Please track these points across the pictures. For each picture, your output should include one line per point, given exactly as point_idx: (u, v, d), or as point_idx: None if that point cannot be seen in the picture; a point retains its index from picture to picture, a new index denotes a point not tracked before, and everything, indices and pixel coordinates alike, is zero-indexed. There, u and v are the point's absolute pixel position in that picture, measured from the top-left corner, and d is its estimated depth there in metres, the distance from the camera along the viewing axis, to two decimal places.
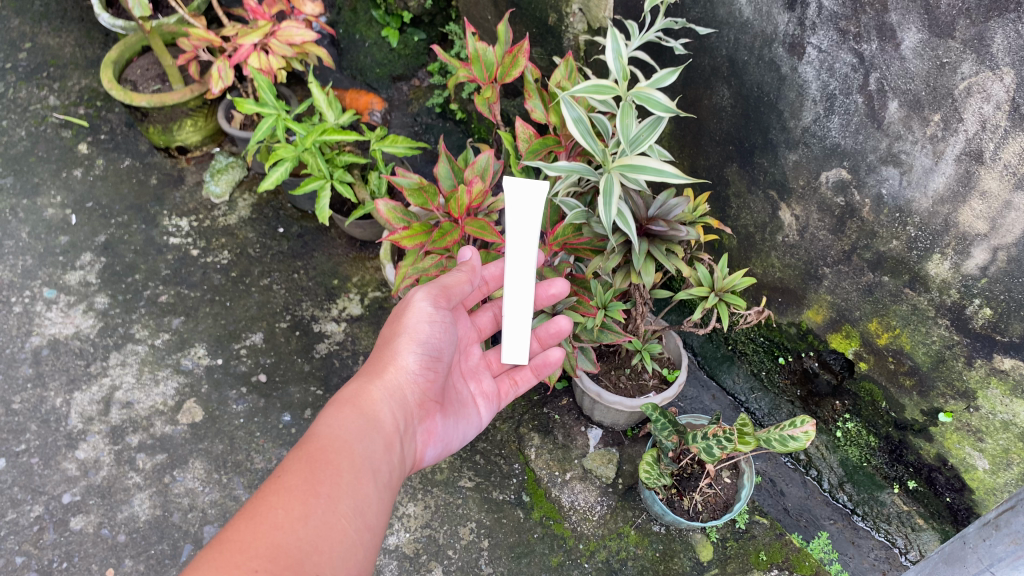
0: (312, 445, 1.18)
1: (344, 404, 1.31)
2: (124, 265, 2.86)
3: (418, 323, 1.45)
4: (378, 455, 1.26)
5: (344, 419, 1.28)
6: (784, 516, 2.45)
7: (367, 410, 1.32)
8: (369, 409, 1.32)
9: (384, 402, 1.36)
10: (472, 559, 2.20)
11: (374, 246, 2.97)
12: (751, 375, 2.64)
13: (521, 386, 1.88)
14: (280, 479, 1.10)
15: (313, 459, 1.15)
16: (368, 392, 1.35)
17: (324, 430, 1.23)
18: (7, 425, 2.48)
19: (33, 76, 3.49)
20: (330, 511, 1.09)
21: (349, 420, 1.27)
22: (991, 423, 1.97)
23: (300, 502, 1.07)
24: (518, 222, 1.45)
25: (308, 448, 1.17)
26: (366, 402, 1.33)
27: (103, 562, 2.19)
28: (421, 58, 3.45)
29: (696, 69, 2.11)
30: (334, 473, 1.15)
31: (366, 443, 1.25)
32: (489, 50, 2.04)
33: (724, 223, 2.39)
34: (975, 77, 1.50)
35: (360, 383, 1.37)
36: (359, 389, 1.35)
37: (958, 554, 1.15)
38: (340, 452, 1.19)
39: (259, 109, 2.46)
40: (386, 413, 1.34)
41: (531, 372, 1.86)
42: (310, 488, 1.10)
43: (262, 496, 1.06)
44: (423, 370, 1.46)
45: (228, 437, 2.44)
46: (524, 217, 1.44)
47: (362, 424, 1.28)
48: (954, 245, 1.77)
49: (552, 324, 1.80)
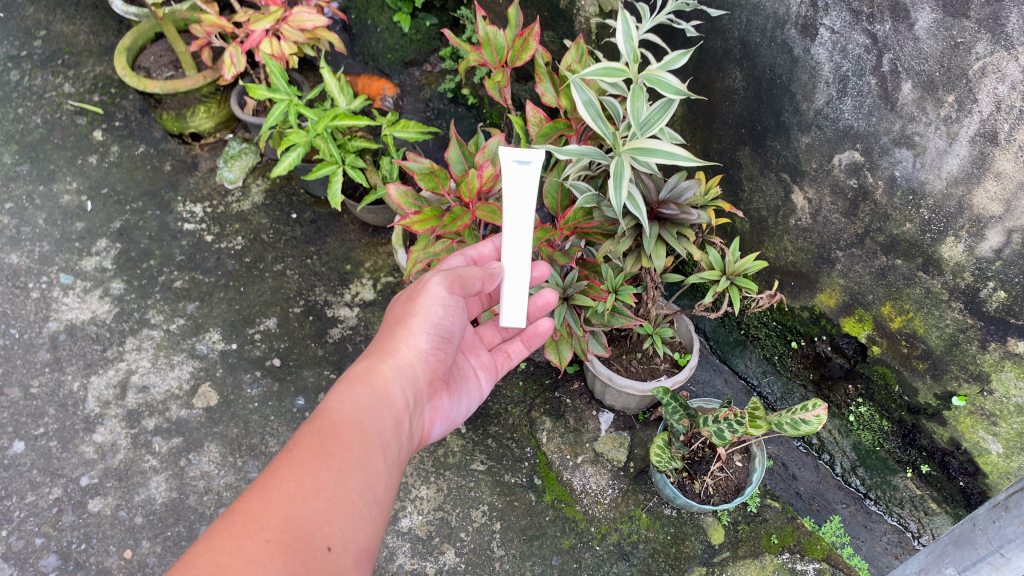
0: (323, 420, 1.18)
1: (355, 381, 1.30)
2: (140, 251, 2.89)
3: (432, 307, 1.44)
4: (388, 432, 1.26)
5: (357, 394, 1.27)
6: (796, 500, 2.44)
7: (379, 387, 1.30)
8: (381, 387, 1.31)
9: (397, 381, 1.34)
10: (485, 542, 2.22)
11: (387, 231, 2.98)
12: (764, 359, 2.63)
13: (514, 359, 1.92)
14: (291, 452, 1.11)
15: (324, 434, 1.15)
16: (379, 369, 1.33)
17: (336, 405, 1.22)
18: (26, 409, 2.51)
19: (48, 63, 3.51)
20: (341, 484, 1.10)
21: (362, 396, 1.27)
22: (1005, 407, 1.96)
23: (312, 474, 1.08)
24: (516, 205, 1.45)
25: (320, 423, 1.18)
26: (379, 380, 1.32)
27: (121, 543, 2.23)
28: (433, 43, 3.47)
29: (708, 51, 2.11)
30: (347, 448, 1.16)
31: (378, 420, 1.25)
32: (499, 33, 2.03)
33: (737, 206, 2.38)
34: (990, 57, 1.48)
35: (372, 359, 1.35)
36: (370, 365, 1.33)
37: (967, 536, 1.14)
38: (351, 427, 1.19)
39: (271, 95, 2.46)
40: (397, 392, 1.33)
41: (522, 343, 1.91)
42: (322, 462, 1.11)
43: (275, 468, 1.07)
44: (434, 350, 1.45)
45: (243, 420, 2.46)
46: (522, 199, 1.44)
47: (373, 401, 1.27)
48: (968, 227, 1.76)
49: (538, 297, 1.82)
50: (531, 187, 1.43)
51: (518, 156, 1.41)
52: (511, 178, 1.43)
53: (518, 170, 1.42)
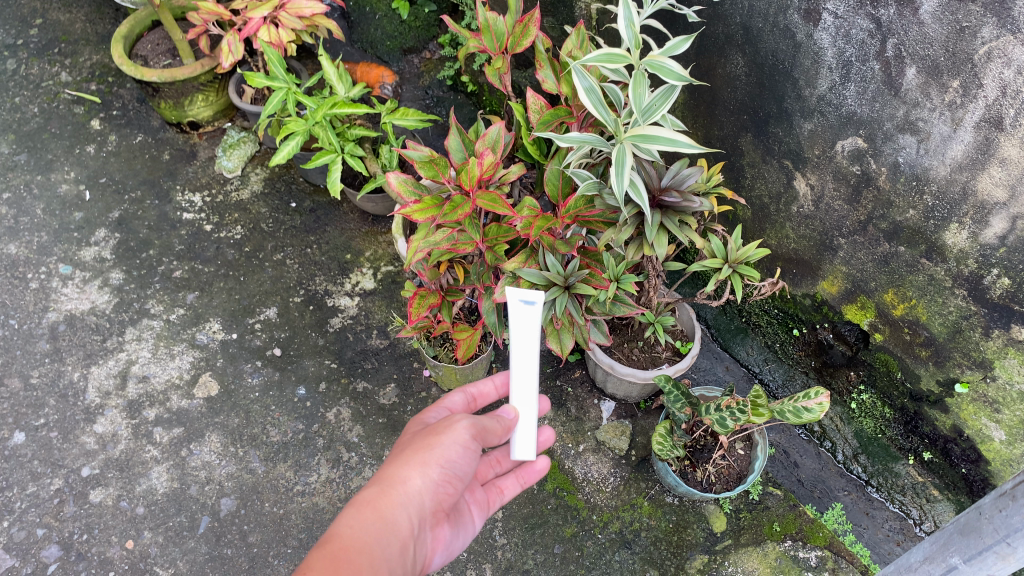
0: (335, 544, 1.16)
1: (363, 506, 1.26)
2: (139, 241, 2.87)
3: (452, 445, 1.36)
4: (393, 559, 1.22)
5: (365, 518, 1.23)
6: (798, 487, 2.41)
7: (387, 513, 1.26)
8: (389, 514, 1.26)
9: (405, 508, 1.29)
10: (486, 530, 2.21)
11: (387, 220, 2.97)
12: (766, 347, 2.60)
13: (507, 494, 1.74)
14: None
15: (336, 560, 1.13)
16: (390, 493, 1.28)
17: (345, 532, 1.20)
18: (26, 399, 2.50)
19: (45, 52, 3.49)
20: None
21: (369, 521, 1.23)
22: (1008, 394, 1.96)
23: None
24: (521, 346, 1.38)
25: (331, 548, 1.15)
26: (387, 506, 1.27)
27: (123, 533, 2.23)
28: (431, 30, 3.41)
29: (709, 37, 2.10)
30: (358, 573, 1.13)
31: (384, 548, 1.22)
32: (499, 20, 2.02)
33: (739, 193, 2.35)
34: (996, 42, 1.47)
35: (382, 484, 1.30)
36: (380, 490, 1.28)
37: (974, 525, 1.13)
38: (360, 553, 1.17)
39: (269, 83, 2.44)
40: (404, 518, 1.28)
41: (517, 480, 1.74)
42: None
43: None
44: (445, 484, 1.36)
45: (244, 410, 2.46)
46: (527, 341, 1.38)
47: (379, 529, 1.23)
48: (972, 213, 1.75)
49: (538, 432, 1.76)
50: (535, 328, 1.37)
51: (523, 296, 1.34)
52: (516, 317, 1.36)
53: (524, 310, 1.35)
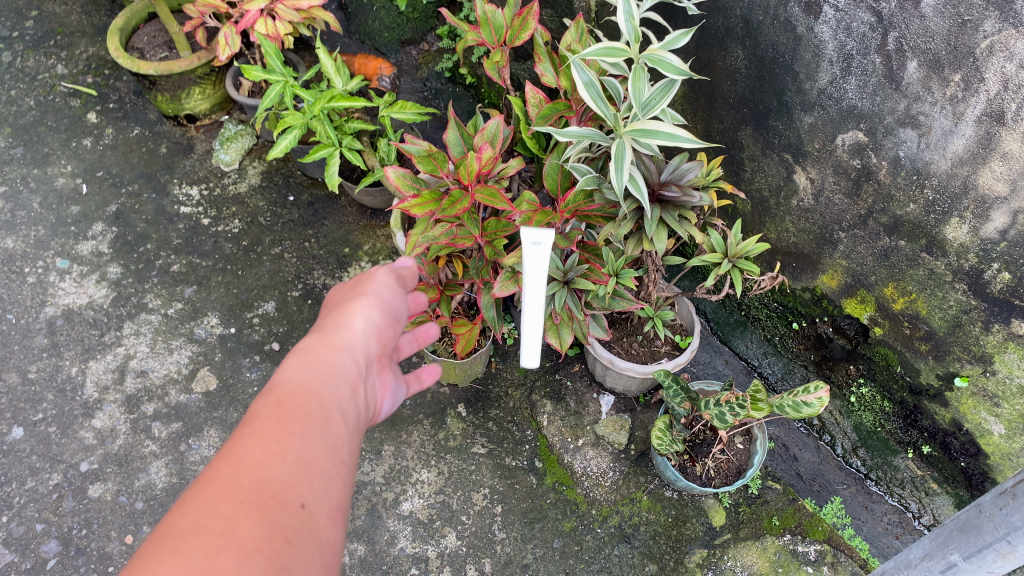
0: (275, 394, 1.06)
1: (300, 357, 1.15)
2: (136, 235, 2.86)
3: (355, 325, 1.27)
4: (344, 400, 1.13)
5: (303, 367, 1.13)
6: (797, 481, 2.40)
7: (325, 360, 1.16)
8: (326, 363, 1.16)
9: (336, 361, 1.18)
10: (486, 524, 2.22)
11: (385, 214, 2.96)
12: (765, 340, 2.60)
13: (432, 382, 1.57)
14: (250, 423, 0.99)
15: (280, 407, 1.03)
16: (320, 348, 1.18)
17: (286, 381, 1.09)
18: (24, 394, 2.49)
19: (40, 44, 3.46)
20: (307, 448, 0.98)
21: (311, 368, 1.13)
22: (1008, 388, 1.95)
23: (273, 439, 0.96)
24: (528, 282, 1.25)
25: (274, 397, 1.05)
26: (319, 358, 1.17)
27: (122, 528, 2.23)
28: (430, 22, 3.36)
29: (709, 29, 2.08)
30: (309, 419, 1.03)
31: (332, 393, 1.12)
32: (498, 12, 2.00)
33: (739, 187, 2.34)
34: (998, 35, 1.46)
35: (314, 342, 1.20)
36: (313, 341, 1.19)
37: (974, 522, 1.12)
38: (305, 401, 1.06)
39: (266, 76, 2.43)
40: (341, 365, 1.18)
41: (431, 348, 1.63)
42: (282, 429, 0.98)
43: (239, 436, 0.96)
44: (370, 347, 1.28)
45: (243, 405, 2.45)
46: (536, 279, 1.25)
47: (323, 374, 1.13)
48: (973, 208, 1.74)
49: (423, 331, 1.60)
50: (542, 269, 1.23)
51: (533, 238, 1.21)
52: (527, 258, 1.23)
53: (535, 253, 1.22)
